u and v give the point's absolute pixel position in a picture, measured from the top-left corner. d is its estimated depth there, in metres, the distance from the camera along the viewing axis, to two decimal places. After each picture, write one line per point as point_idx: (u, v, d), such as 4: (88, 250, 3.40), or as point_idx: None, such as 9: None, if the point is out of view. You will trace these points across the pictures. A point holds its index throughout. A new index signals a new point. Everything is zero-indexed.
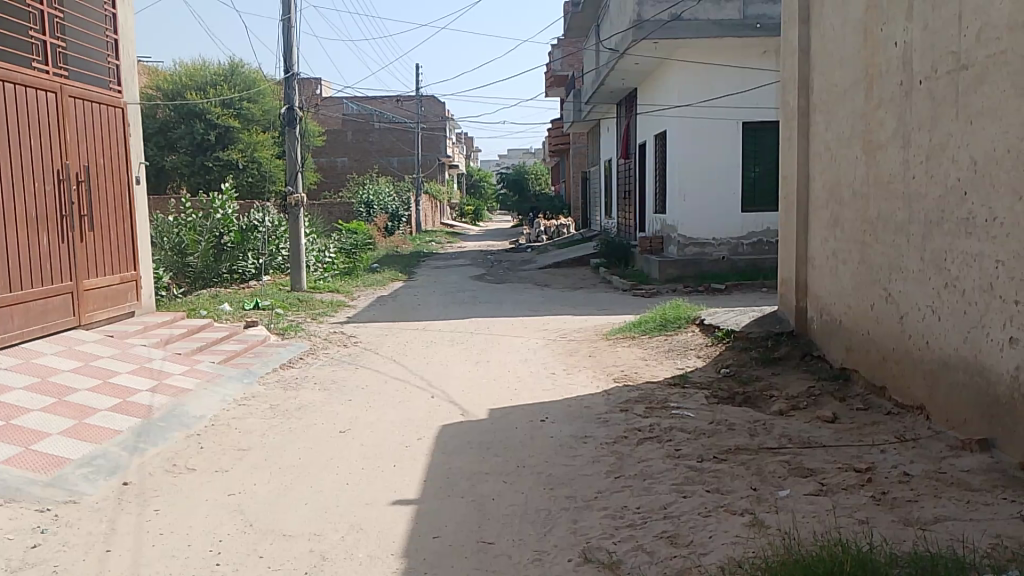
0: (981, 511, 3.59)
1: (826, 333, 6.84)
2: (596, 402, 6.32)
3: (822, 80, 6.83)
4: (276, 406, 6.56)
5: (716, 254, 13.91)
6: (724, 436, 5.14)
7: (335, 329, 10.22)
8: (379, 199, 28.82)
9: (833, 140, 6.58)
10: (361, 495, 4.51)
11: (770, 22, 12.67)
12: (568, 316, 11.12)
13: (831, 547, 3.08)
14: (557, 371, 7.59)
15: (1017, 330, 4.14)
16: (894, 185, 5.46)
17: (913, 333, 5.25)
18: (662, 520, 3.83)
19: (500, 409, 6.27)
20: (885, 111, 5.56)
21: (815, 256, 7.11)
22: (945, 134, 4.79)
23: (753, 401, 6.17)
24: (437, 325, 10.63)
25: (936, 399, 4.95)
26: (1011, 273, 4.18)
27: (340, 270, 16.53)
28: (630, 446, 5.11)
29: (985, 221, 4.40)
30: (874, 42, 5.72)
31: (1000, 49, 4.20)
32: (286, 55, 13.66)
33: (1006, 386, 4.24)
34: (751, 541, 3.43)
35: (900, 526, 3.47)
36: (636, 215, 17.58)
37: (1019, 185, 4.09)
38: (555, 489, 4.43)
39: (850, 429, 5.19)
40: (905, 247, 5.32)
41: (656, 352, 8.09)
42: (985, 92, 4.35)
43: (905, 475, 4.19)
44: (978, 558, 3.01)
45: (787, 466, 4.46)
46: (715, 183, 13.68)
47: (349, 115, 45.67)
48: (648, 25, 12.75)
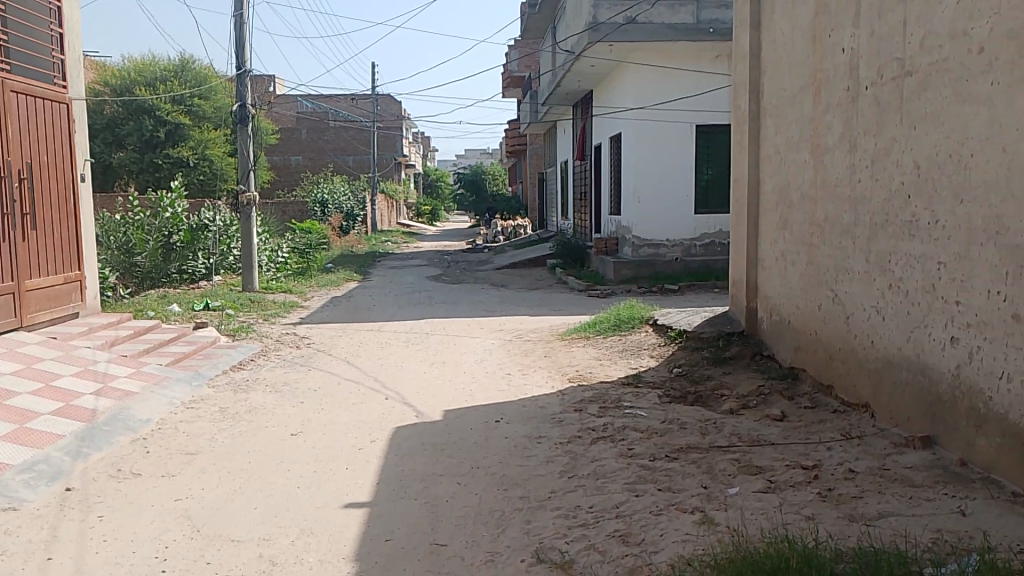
0: (923, 506, 3.70)
1: (775, 333, 6.96)
2: (551, 402, 6.35)
3: (772, 84, 6.96)
4: (226, 409, 6.44)
5: (668, 255, 14.09)
6: (676, 435, 5.20)
7: (287, 330, 10.07)
8: (334, 198, 28.58)
9: (782, 143, 6.71)
10: (312, 499, 4.44)
11: (723, 26, 12.83)
12: (523, 317, 11.14)
13: (778, 544, 3.13)
14: (512, 371, 7.60)
15: (958, 330, 4.27)
16: (841, 189, 5.59)
17: (859, 333, 5.37)
18: (614, 519, 3.85)
19: (455, 411, 6.24)
20: (832, 116, 5.69)
21: (764, 258, 7.24)
22: (890, 139, 4.91)
23: (704, 400, 6.25)
24: (392, 326, 10.56)
25: (880, 398, 5.08)
26: (952, 274, 4.31)
27: (293, 270, 16.32)
28: (584, 445, 5.14)
29: (927, 224, 4.53)
30: (821, 48, 5.85)
31: (943, 57, 4.33)
32: (238, 51, 13.42)
33: (947, 384, 4.37)
34: (701, 538, 3.47)
35: (845, 522, 3.55)
36: (592, 216, 17.70)
37: (960, 189, 4.22)
38: (508, 490, 4.43)
39: (798, 427, 5.29)
40: (851, 249, 5.46)
41: (610, 352, 8.15)
42: (928, 98, 4.47)
43: (851, 471, 4.29)
44: (920, 552, 3.09)
45: (737, 464, 4.53)
46: (669, 185, 13.87)
47: (304, 113, 45.15)
48: (604, 27, 12.83)
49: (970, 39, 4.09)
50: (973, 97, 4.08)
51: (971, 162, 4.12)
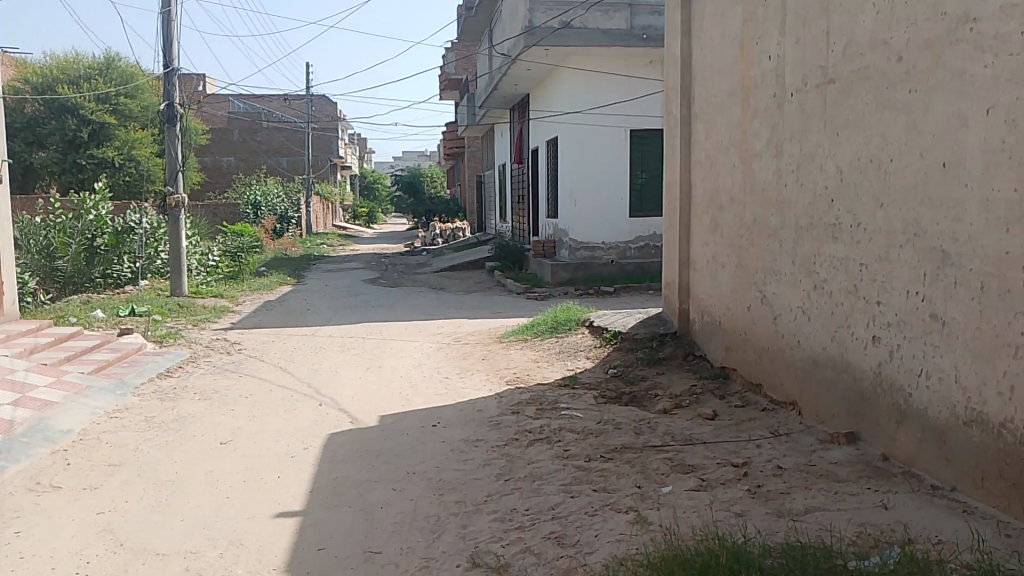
0: (847, 501, 3.82)
1: (707, 333, 7.11)
2: (488, 405, 6.34)
3: (702, 90, 7.10)
4: (152, 418, 6.23)
5: (605, 258, 14.23)
6: (611, 435, 5.25)
7: (218, 336, 9.80)
8: (267, 200, 28.03)
9: (712, 148, 6.85)
10: (241, 510, 4.32)
11: (656, 33, 13.04)
12: (461, 320, 11.11)
13: (709, 541, 3.19)
14: (450, 375, 7.56)
15: (879, 329, 4.42)
16: (768, 192, 5.75)
17: (786, 333, 5.52)
18: (550, 521, 3.87)
19: (391, 416, 6.18)
20: (760, 122, 5.84)
21: (696, 260, 7.38)
22: (814, 144, 5.06)
23: (638, 400, 6.34)
24: (327, 330, 10.39)
25: (807, 396, 5.23)
26: (873, 275, 4.47)
27: (224, 274, 15.92)
28: (520, 448, 5.15)
29: (850, 227, 4.68)
30: (749, 55, 5.99)
31: (864, 65, 4.48)
32: (165, 49, 13.04)
33: (870, 381, 4.52)
34: (634, 538, 3.51)
35: (773, 518, 3.64)
36: (530, 219, 17.78)
37: (880, 193, 4.38)
38: (443, 494, 4.41)
39: (728, 425, 5.40)
40: (778, 251, 5.61)
41: (547, 354, 8.19)
42: (851, 104, 4.63)
43: (779, 468, 4.40)
44: (845, 546, 3.19)
45: (670, 463, 4.60)
46: (606, 189, 14.04)
47: (236, 113, 44.16)
48: (540, 31, 12.92)
49: (890, 48, 4.24)
50: (893, 104, 4.23)
51: (891, 167, 4.28)
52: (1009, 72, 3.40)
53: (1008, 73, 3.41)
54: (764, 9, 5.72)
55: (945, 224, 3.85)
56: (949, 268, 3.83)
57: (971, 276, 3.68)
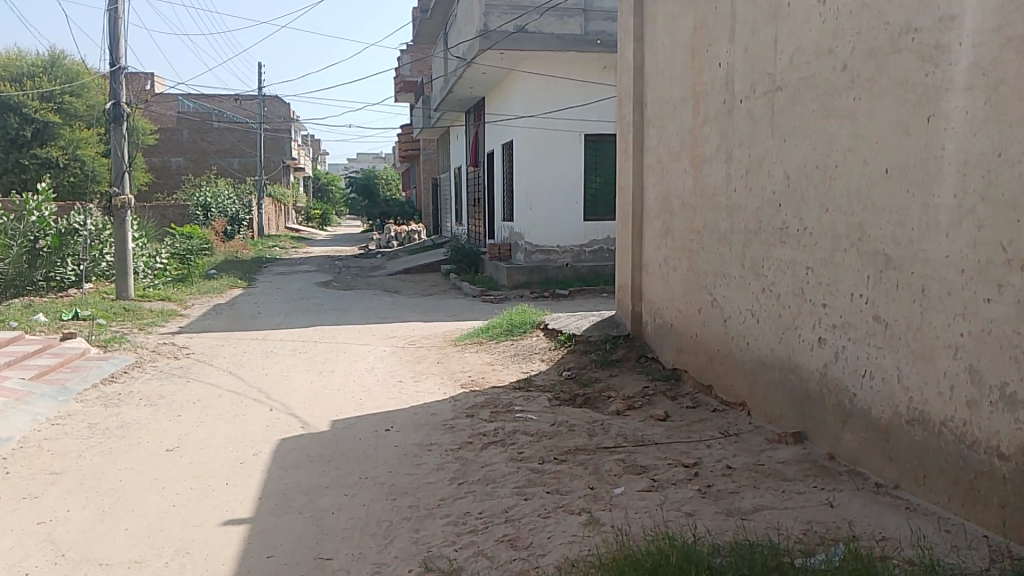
0: (795, 499, 3.90)
1: (659, 335, 7.19)
2: (442, 408, 6.32)
3: (654, 96, 7.20)
4: (95, 425, 6.06)
5: (560, 261, 14.33)
6: (565, 437, 5.28)
7: (165, 340, 9.59)
8: (217, 202, 27.55)
9: (664, 153, 6.94)
10: (187, 518, 4.23)
11: (610, 38, 13.15)
12: (415, 323, 11.06)
13: (660, 541, 3.22)
14: (404, 379, 7.52)
15: (824, 331, 4.52)
16: (718, 197, 5.85)
17: (735, 334, 5.62)
18: (504, 524, 3.87)
19: (343, 420, 6.12)
20: (710, 127, 5.94)
21: (648, 263, 7.47)
22: (763, 150, 5.17)
23: (592, 402, 6.39)
24: (278, 334, 10.25)
25: (756, 396, 5.33)
26: (818, 277, 4.57)
27: (172, 277, 15.57)
28: (474, 451, 5.14)
29: (796, 231, 4.79)
30: (700, 62, 6.09)
31: (810, 73, 4.59)
32: (112, 47, 12.73)
33: (816, 381, 4.62)
34: (587, 539, 3.53)
35: (723, 517, 3.70)
36: (485, 222, 17.80)
37: (826, 199, 4.49)
38: (396, 499, 4.37)
39: (679, 426, 5.47)
40: (727, 255, 5.71)
41: (501, 357, 8.20)
42: (797, 112, 4.73)
43: (728, 468, 4.47)
44: (793, 544, 3.25)
45: (622, 464, 4.64)
46: (560, 194, 14.14)
47: (186, 114, 43.33)
48: (494, 34, 12.91)
49: (835, 57, 4.35)
50: (838, 111, 4.34)
51: (835, 173, 4.39)
52: (948, 82, 3.52)
53: (947, 83, 3.52)
54: (714, 17, 5.81)
55: (888, 229, 3.96)
56: (891, 271, 3.94)
57: (911, 279, 3.80)
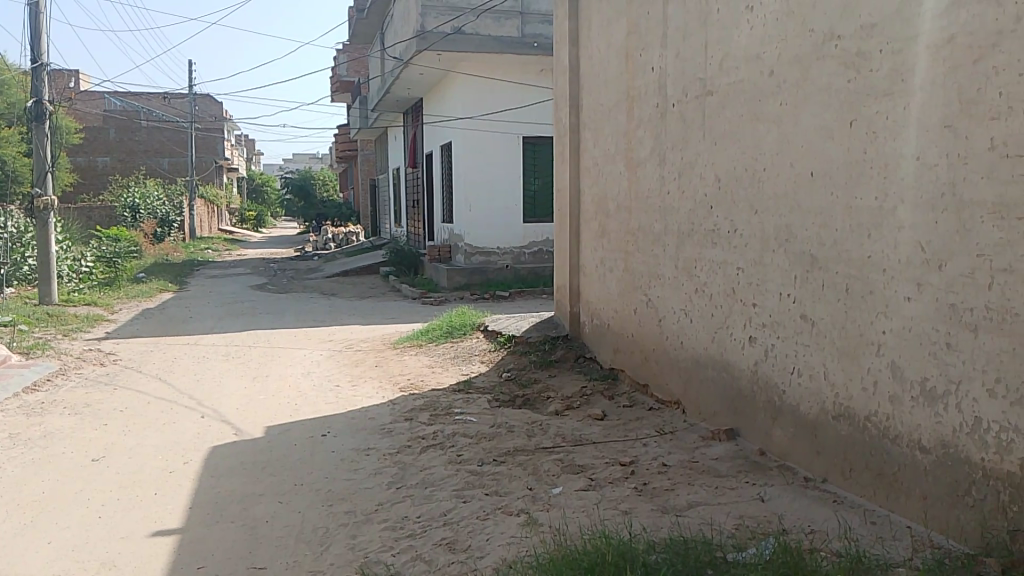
0: (728, 495, 3.99)
1: (596, 335, 7.27)
2: (380, 412, 6.26)
3: (589, 99, 7.28)
4: (16, 435, 5.81)
5: (499, 263, 14.34)
6: (504, 438, 5.29)
7: (91, 347, 9.24)
8: (146, 203, 26.72)
9: (599, 155, 7.02)
10: (113, 530, 4.09)
11: (546, 41, 13.33)
12: (353, 326, 10.93)
13: (597, 539, 3.25)
14: (342, 383, 7.42)
15: (755, 329, 4.64)
16: (652, 200, 5.94)
17: (669, 334, 5.73)
18: (442, 527, 3.86)
19: (278, 426, 6.01)
20: (644, 131, 6.03)
21: (585, 264, 7.54)
22: (694, 153, 5.28)
23: (531, 402, 6.42)
24: (211, 339, 10.00)
25: (690, 394, 5.43)
26: (748, 277, 4.69)
27: (99, 281, 15.03)
28: (413, 455, 5.11)
29: (727, 232, 4.90)
30: (633, 66, 6.18)
31: (738, 78, 4.71)
32: (32, 42, 12.23)
33: (747, 378, 4.74)
34: (525, 540, 3.54)
35: (658, 514, 3.75)
36: (424, 224, 17.71)
37: (755, 201, 4.60)
38: (333, 505, 4.31)
39: (617, 425, 5.54)
40: (661, 256, 5.82)
41: (441, 359, 8.17)
42: (727, 115, 4.85)
43: (664, 465, 4.55)
44: (726, 539, 3.33)
45: (560, 464, 4.67)
46: (499, 197, 14.17)
47: (113, 112, 41.95)
48: (431, 35, 12.86)
49: (762, 62, 4.47)
50: (765, 116, 4.46)
51: (764, 176, 4.51)
52: (869, 88, 3.65)
53: (869, 88, 3.65)
54: (646, 21, 5.92)
55: (814, 230, 4.08)
56: (817, 271, 4.06)
57: (837, 278, 3.92)
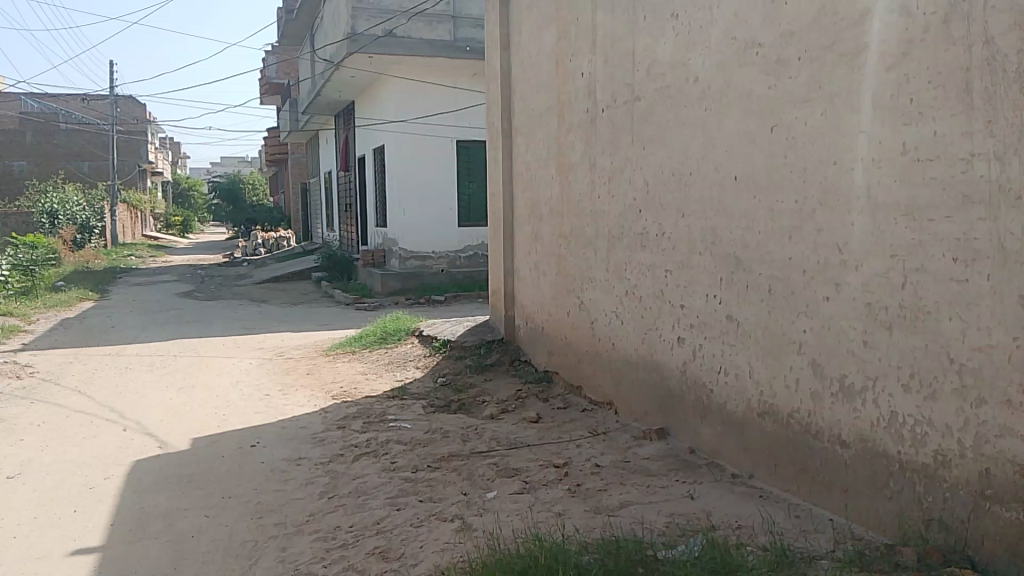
0: (659, 493, 4.06)
1: (531, 339, 7.30)
2: (312, 421, 6.14)
3: (521, 103, 7.32)
4: None
5: (434, 267, 14.26)
6: (438, 444, 5.26)
7: (5, 360, 8.81)
8: (65, 208, 25.65)
9: (532, 159, 7.06)
10: (28, 551, 3.91)
11: (479, 45, 13.24)
12: (284, 333, 10.70)
13: (530, 543, 3.27)
14: (272, 392, 7.26)
15: (683, 330, 4.73)
16: (583, 203, 6.01)
17: (602, 336, 5.79)
18: (375, 536, 3.81)
19: (206, 438, 5.84)
20: (575, 136, 6.09)
21: (519, 268, 7.57)
22: (624, 158, 5.35)
23: (466, 407, 6.40)
24: (134, 349, 9.65)
25: (622, 395, 5.51)
26: (676, 280, 4.78)
27: (15, 290, 14.36)
28: (345, 463, 5.04)
29: (656, 236, 4.99)
30: (564, 71, 6.24)
31: (665, 84, 4.80)
32: None
33: (677, 378, 4.83)
34: (458, 546, 3.53)
35: (591, 515, 3.79)
36: (358, 229, 17.48)
37: (682, 205, 4.69)
38: (262, 518, 4.22)
39: (551, 427, 5.58)
40: (593, 259, 5.88)
41: (375, 366, 8.08)
42: (654, 121, 4.94)
43: (597, 466, 4.60)
44: (657, 537, 3.38)
45: (495, 468, 4.67)
46: (433, 200, 14.11)
47: (27, 114, 40.12)
48: (362, 38, 12.76)
49: (688, 69, 4.56)
50: (691, 122, 4.56)
51: (690, 180, 4.60)
52: (788, 95, 3.77)
53: (788, 95, 3.77)
54: (576, 27, 5.97)
55: (738, 233, 4.19)
56: (741, 273, 4.17)
57: (760, 279, 4.03)
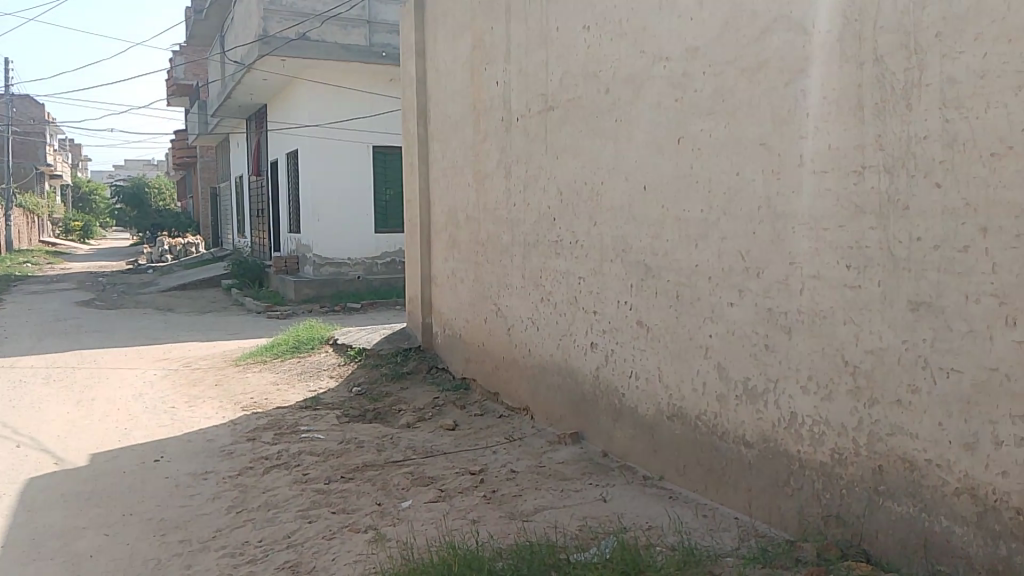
0: (572, 497, 4.11)
1: (448, 346, 7.28)
2: (220, 434, 5.96)
3: (437, 111, 7.31)
4: None
5: (350, 274, 14.06)
6: (352, 454, 5.19)
7: None
8: None
9: (448, 166, 7.06)
10: None
11: (394, 50, 13.17)
12: (192, 343, 10.34)
13: (444, 551, 3.26)
14: (179, 404, 7.00)
15: (596, 336, 4.81)
16: (499, 212, 6.04)
17: (518, 342, 5.83)
18: (285, 550, 3.73)
19: (105, 454, 5.58)
20: (490, 144, 6.12)
21: (436, 275, 7.54)
22: (538, 166, 5.41)
23: (382, 416, 6.33)
24: (28, 361, 9.14)
25: (538, 401, 5.56)
26: (590, 286, 4.86)
27: None
28: (255, 476, 4.90)
29: (570, 243, 5.06)
30: (479, 80, 6.28)
31: (578, 94, 4.88)
32: None
33: (591, 382, 4.90)
34: (371, 557, 3.49)
35: (505, 521, 3.81)
36: (270, 235, 17.07)
37: (594, 213, 4.78)
38: (167, 534, 4.07)
39: (467, 434, 5.58)
40: (509, 266, 5.93)
41: (288, 375, 7.90)
42: (567, 131, 5.01)
43: (512, 472, 4.62)
44: (569, 540, 3.42)
45: (410, 477, 4.64)
46: (350, 207, 13.91)
47: None
48: (273, 40, 12.46)
49: (599, 80, 4.66)
50: (602, 132, 4.66)
51: (603, 189, 4.69)
52: (694, 107, 3.89)
53: (694, 108, 3.89)
54: (491, 36, 6.01)
55: (647, 240, 4.30)
56: (651, 280, 4.28)
57: (668, 286, 4.15)
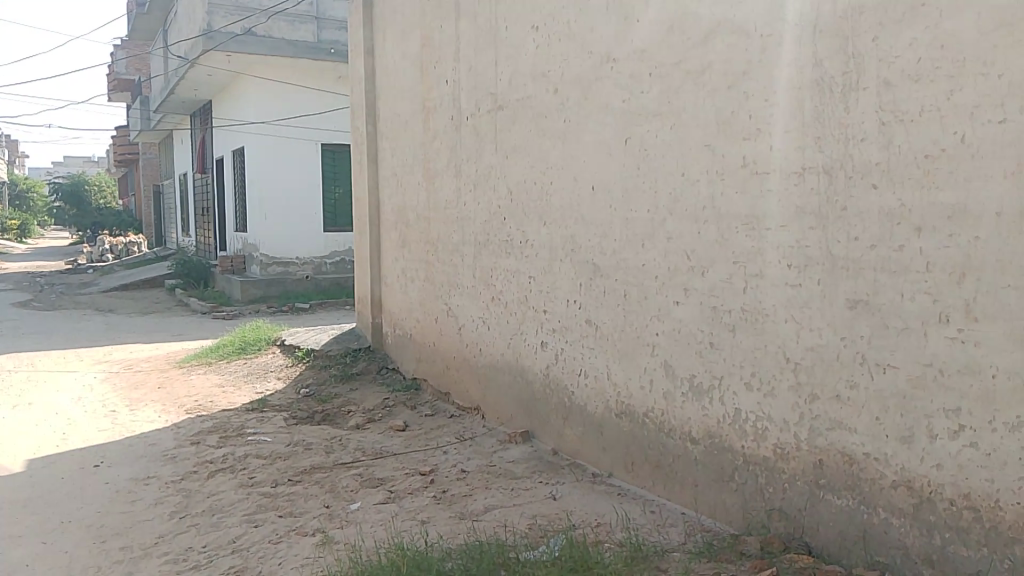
0: (522, 496, 4.12)
1: (398, 346, 7.23)
2: (163, 438, 5.82)
3: (386, 109, 7.26)
4: None
5: (299, 273, 13.86)
6: (300, 457, 5.11)
7: None
8: None
9: (398, 165, 7.02)
10: None
11: (343, 47, 12.99)
12: (134, 345, 10.08)
13: (392, 552, 3.24)
14: (120, 407, 6.82)
15: (546, 335, 4.83)
16: (449, 211, 6.03)
17: (469, 342, 5.82)
18: (230, 555, 3.66)
19: (42, 460, 5.40)
20: (440, 143, 6.11)
21: (386, 275, 7.48)
22: (488, 166, 5.41)
23: (331, 417, 6.26)
24: None
25: (488, 401, 5.56)
26: (539, 285, 4.88)
27: None
28: (199, 481, 4.80)
29: (520, 243, 5.07)
30: (428, 79, 6.25)
31: (527, 94, 4.89)
32: None
33: (541, 381, 4.92)
34: (319, 560, 3.45)
35: (455, 521, 3.80)
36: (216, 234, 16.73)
37: (544, 213, 4.80)
38: (107, 542, 3.96)
39: (418, 435, 5.55)
40: (459, 265, 5.91)
41: (234, 377, 7.76)
42: (517, 131, 5.02)
43: (462, 472, 4.62)
44: (518, 539, 3.43)
45: (359, 479, 4.59)
46: (297, 205, 13.71)
47: None
48: (218, 35, 12.22)
49: (547, 81, 4.68)
50: (551, 132, 4.68)
51: (552, 188, 4.70)
52: (641, 108, 3.93)
53: (642, 109, 3.93)
54: (440, 35, 5.99)
55: (595, 240, 4.33)
56: (599, 279, 4.31)
57: (616, 285, 4.19)
